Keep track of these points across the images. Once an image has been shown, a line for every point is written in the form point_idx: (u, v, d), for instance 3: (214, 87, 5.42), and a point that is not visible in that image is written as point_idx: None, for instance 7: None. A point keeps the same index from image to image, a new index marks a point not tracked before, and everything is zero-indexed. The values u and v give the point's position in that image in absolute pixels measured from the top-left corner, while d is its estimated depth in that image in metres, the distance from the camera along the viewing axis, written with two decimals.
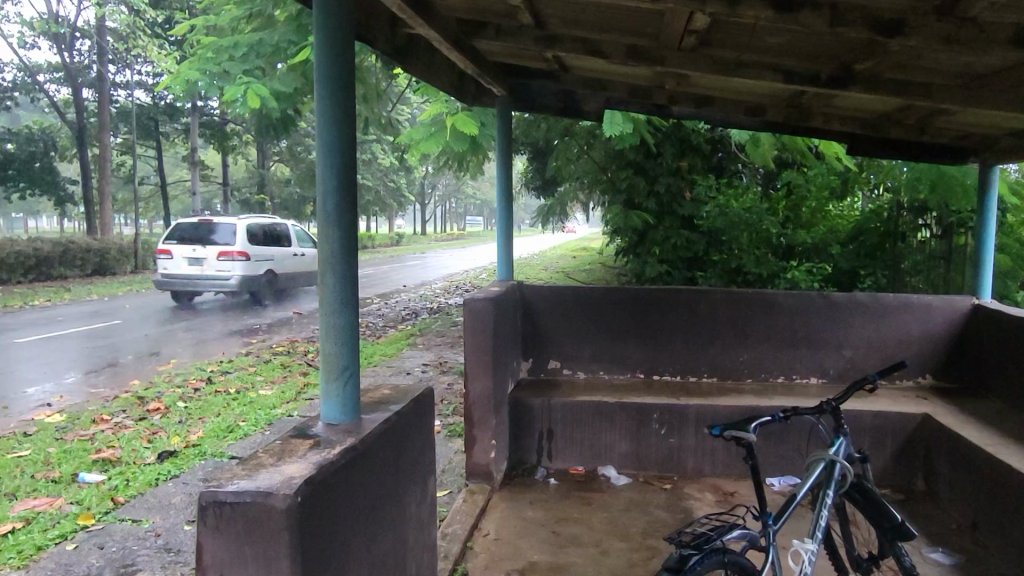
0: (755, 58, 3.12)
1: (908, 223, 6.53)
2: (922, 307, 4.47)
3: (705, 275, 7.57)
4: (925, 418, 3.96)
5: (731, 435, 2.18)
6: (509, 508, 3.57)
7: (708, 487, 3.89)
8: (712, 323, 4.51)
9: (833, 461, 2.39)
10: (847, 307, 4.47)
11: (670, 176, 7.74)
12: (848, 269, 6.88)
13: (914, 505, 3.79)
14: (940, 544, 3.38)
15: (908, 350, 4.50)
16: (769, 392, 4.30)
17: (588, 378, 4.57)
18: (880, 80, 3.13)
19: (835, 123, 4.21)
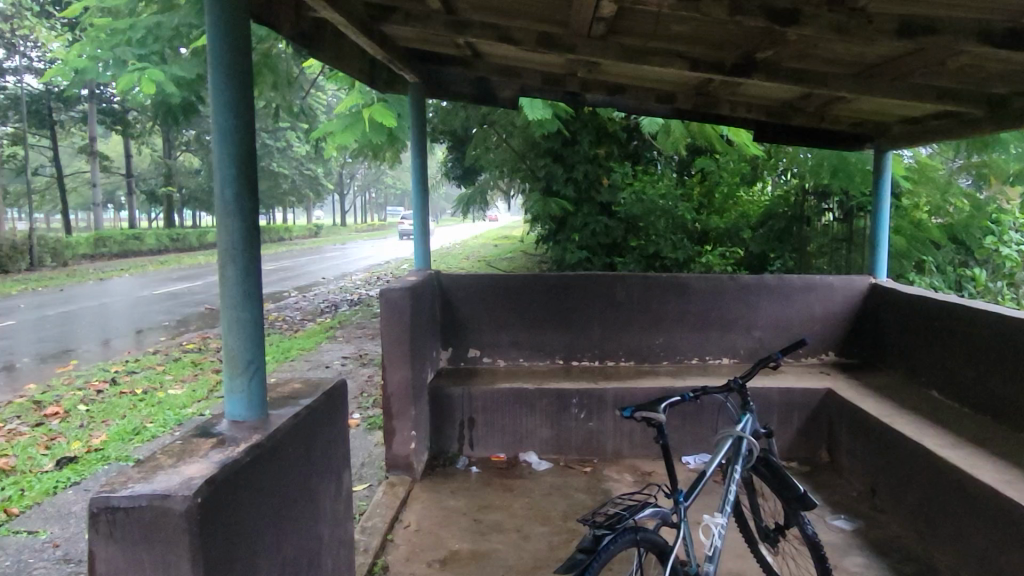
0: (661, 46, 3.17)
1: (813, 208, 6.80)
2: (825, 288, 4.69)
3: (624, 261, 7.71)
4: (828, 392, 4.17)
5: (641, 416, 2.20)
6: (430, 498, 3.55)
7: (627, 468, 3.99)
8: (629, 307, 4.60)
9: (740, 438, 2.47)
10: (756, 289, 4.64)
11: (587, 163, 7.81)
12: (759, 253, 7.15)
13: (819, 476, 4.00)
14: (843, 512, 3.57)
15: (813, 329, 4.71)
16: (683, 373, 4.44)
17: (508, 366, 4.58)
18: (779, 68, 3.25)
19: (741, 110, 4.34)
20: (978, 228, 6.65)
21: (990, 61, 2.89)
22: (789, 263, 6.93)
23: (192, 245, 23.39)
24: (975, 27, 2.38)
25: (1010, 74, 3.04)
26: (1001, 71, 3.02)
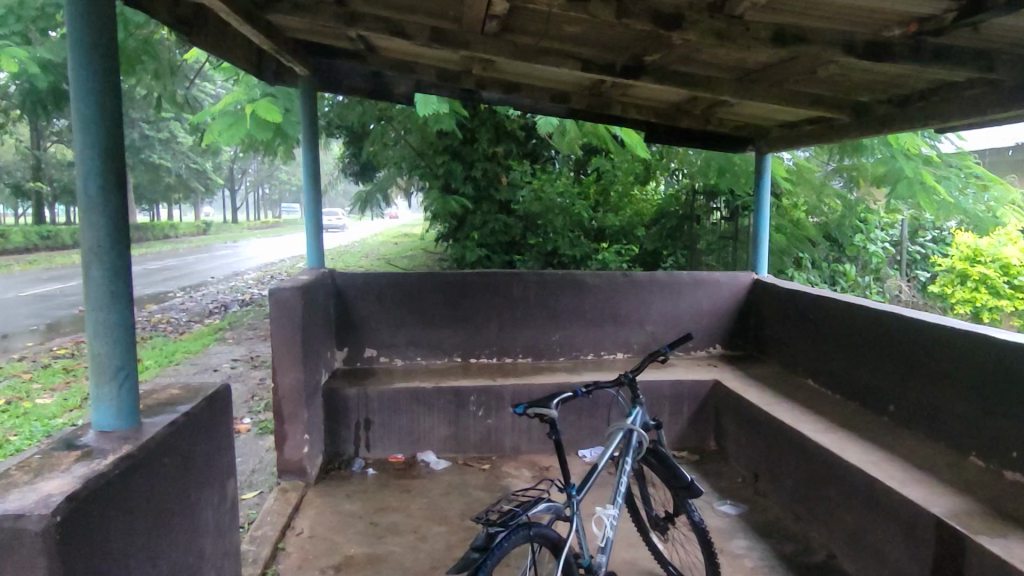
0: (553, 46, 3.20)
1: (702, 206, 7.11)
2: (712, 284, 4.90)
3: (523, 258, 7.78)
4: (715, 383, 4.36)
5: (534, 412, 2.22)
6: (325, 503, 3.45)
7: (525, 463, 4.03)
8: (526, 304, 4.64)
9: (630, 430, 2.53)
10: (647, 285, 4.79)
11: (485, 161, 7.81)
12: (652, 250, 7.39)
13: (707, 464, 4.18)
14: (729, 497, 3.74)
15: (702, 323, 4.91)
16: (579, 368, 4.53)
17: (406, 365, 4.52)
18: (666, 72, 3.36)
19: (632, 111, 4.46)
20: (848, 226, 7.13)
21: (855, 71, 3.10)
22: (680, 260, 7.22)
23: (65, 244, 21.79)
24: (840, 38, 2.56)
25: (873, 84, 3.28)
26: (864, 81, 3.26)
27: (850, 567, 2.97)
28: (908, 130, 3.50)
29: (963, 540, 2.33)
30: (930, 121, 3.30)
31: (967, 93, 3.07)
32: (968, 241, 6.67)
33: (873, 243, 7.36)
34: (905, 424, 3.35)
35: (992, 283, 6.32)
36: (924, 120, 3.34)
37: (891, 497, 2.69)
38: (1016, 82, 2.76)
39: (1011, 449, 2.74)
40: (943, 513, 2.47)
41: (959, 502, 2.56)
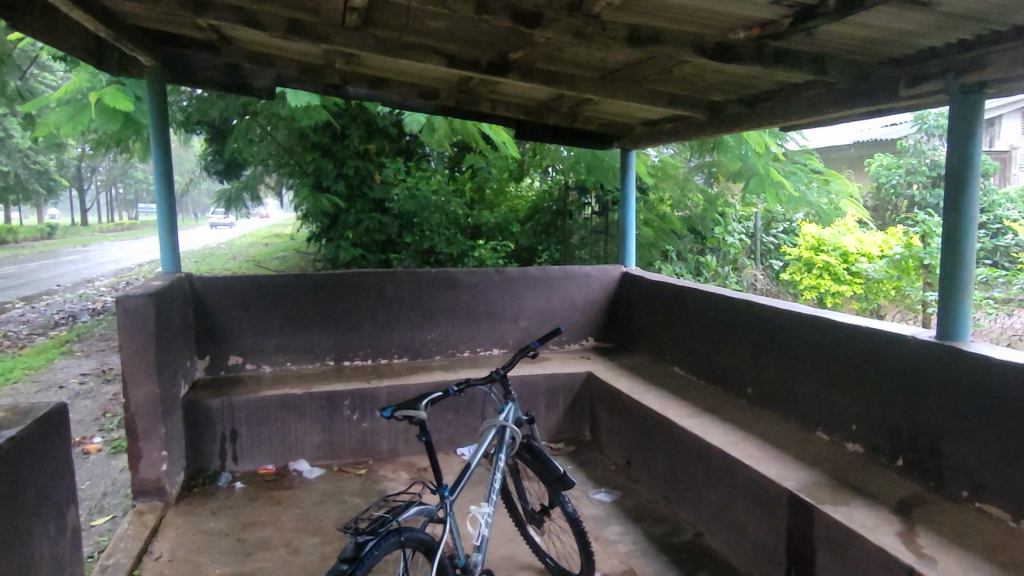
0: (418, 41, 3.15)
1: (574, 201, 7.30)
2: (583, 277, 5.02)
3: (399, 258, 7.60)
4: (588, 374, 4.47)
5: (402, 415, 2.17)
6: (187, 522, 3.24)
7: (402, 466, 3.98)
8: (399, 303, 4.57)
9: (503, 427, 2.54)
10: (520, 281, 4.84)
11: (357, 158, 7.59)
12: (527, 246, 7.48)
13: (582, 454, 4.29)
14: (603, 485, 3.85)
15: (574, 316, 5.02)
16: (455, 366, 4.51)
17: (274, 371, 4.33)
18: (532, 69, 3.39)
19: (501, 109, 4.48)
20: (709, 219, 7.51)
21: (707, 71, 3.26)
22: (555, 254, 7.34)
23: None
24: (691, 38, 2.67)
25: (724, 84, 3.46)
26: (715, 81, 3.43)
27: (715, 544, 3.13)
28: (756, 128, 3.71)
29: (813, 510, 2.50)
30: (775, 120, 3.52)
31: (805, 93, 3.29)
32: (812, 231, 7.12)
33: (730, 235, 7.80)
34: (761, 405, 3.57)
35: (833, 269, 6.73)
36: (771, 119, 3.56)
37: (749, 475, 2.85)
38: (847, 85, 2.99)
39: (852, 422, 2.98)
40: (795, 487, 2.64)
41: (808, 474, 2.76)
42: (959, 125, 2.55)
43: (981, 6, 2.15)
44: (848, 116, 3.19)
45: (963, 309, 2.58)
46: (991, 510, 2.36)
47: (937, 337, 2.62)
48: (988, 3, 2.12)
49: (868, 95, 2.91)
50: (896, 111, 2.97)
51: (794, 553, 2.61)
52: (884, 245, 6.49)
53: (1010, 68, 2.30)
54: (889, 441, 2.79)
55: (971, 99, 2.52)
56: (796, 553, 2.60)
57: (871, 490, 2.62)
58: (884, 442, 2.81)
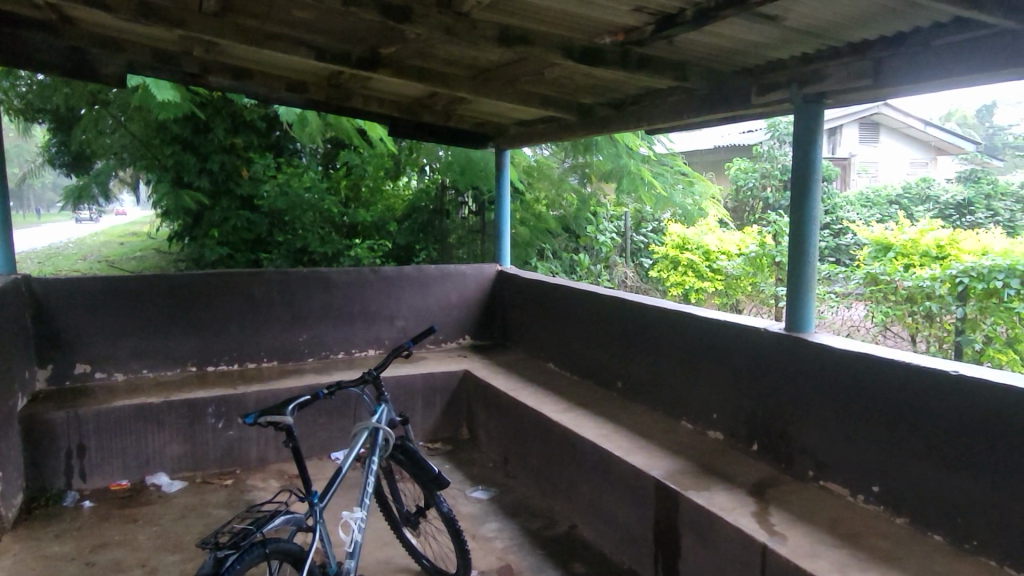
0: (283, 31, 3.02)
1: (451, 200, 7.36)
2: (459, 276, 5.02)
3: (270, 257, 7.23)
4: (465, 373, 4.47)
5: (266, 421, 2.08)
6: (26, 548, 2.95)
7: (272, 474, 3.82)
8: (268, 305, 4.38)
9: (375, 429, 2.49)
10: (395, 280, 4.77)
11: (222, 153, 7.15)
12: (405, 245, 7.42)
13: (459, 453, 4.29)
14: (481, 483, 3.87)
15: (450, 316, 5.01)
16: (329, 368, 4.38)
17: (128, 379, 4.03)
18: (404, 66, 3.34)
19: (374, 105, 4.40)
20: (582, 218, 7.72)
21: (577, 74, 3.34)
22: (432, 254, 7.35)
23: None
24: (560, 41, 2.72)
25: (593, 87, 3.56)
26: (585, 84, 3.52)
27: (588, 535, 3.22)
28: (623, 131, 3.84)
29: (677, 496, 2.62)
30: (640, 123, 3.67)
31: (667, 99, 3.45)
32: (677, 230, 7.39)
33: (601, 233, 7.97)
34: (630, 397, 3.71)
35: (696, 266, 7.12)
36: (637, 122, 3.69)
37: (619, 465, 2.95)
38: (705, 91, 3.16)
39: (713, 412, 3.16)
40: (661, 475, 2.76)
41: (674, 462, 2.89)
42: (804, 132, 2.75)
43: (820, 23, 2.33)
44: (705, 121, 3.37)
45: (808, 303, 2.79)
46: (833, 487, 2.57)
47: (785, 329, 2.81)
48: (827, 21, 2.31)
49: (723, 101, 3.09)
50: (749, 118, 3.17)
51: (660, 538, 2.73)
52: (741, 243, 6.84)
53: (846, 81, 2.52)
54: (745, 428, 2.98)
55: (813, 108, 2.73)
56: (662, 538, 2.72)
57: (730, 474, 2.78)
58: (741, 428, 3.00)
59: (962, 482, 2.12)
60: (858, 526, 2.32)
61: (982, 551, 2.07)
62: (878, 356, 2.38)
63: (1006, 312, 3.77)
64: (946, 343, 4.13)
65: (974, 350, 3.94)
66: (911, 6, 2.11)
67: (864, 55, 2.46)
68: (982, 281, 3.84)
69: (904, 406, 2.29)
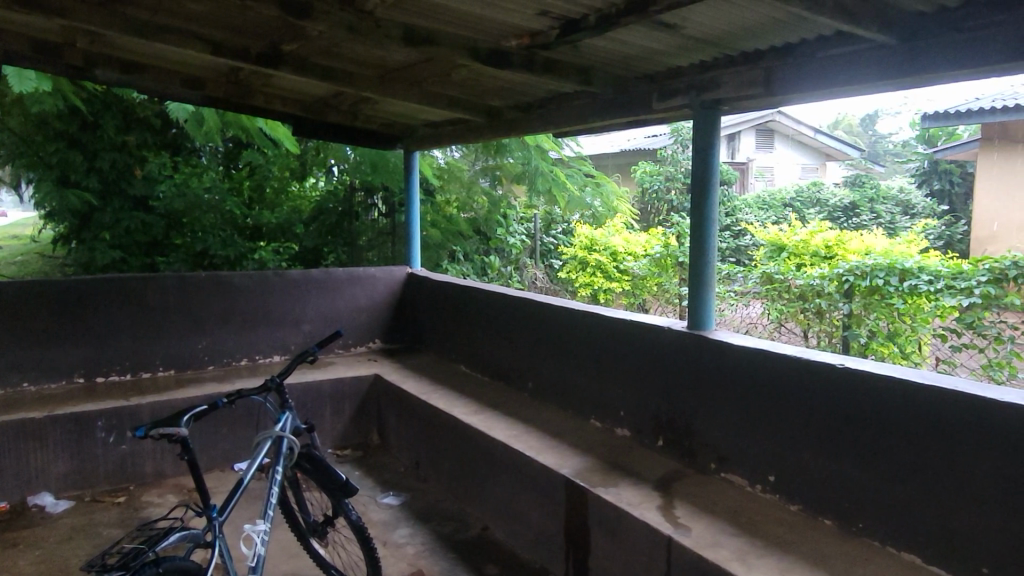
0: (176, 24, 2.89)
1: (360, 202, 7.18)
2: (368, 279, 4.93)
3: (167, 260, 6.91)
4: (374, 377, 4.40)
5: (159, 433, 1.98)
6: None
7: (170, 489, 3.64)
8: (164, 311, 4.17)
9: (279, 437, 2.40)
10: (302, 283, 4.64)
11: (114, 151, 6.67)
12: (312, 247, 7.25)
13: (370, 458, 4.22)
14: (392, 489, 3.81)
15: (359, 319, 4.92)
16: (231, 376, 4.21)
17: (7, 394, 3.75)
18: (307, 63, 3.26)
19: (276, 103, 4.27)
20: (493, 220, 7.73)
21: (484, 77, 3.35)
22: (341, 256, 7.19)
23: None
24: (465, 43, 2.72)
25: (501, 90, 3.57)
26: (492, 87, 3.54)
27: (500, 535, 3.23)
28: (530, 133, 3.88)
29: (586, 493, 2.66)
30: (546, 126, 3.71)
31: (572, 103, 3.51)
32: (585, 232, 7.60)
33: (511, 235, 8.01)
34: (540, 397, 3.75)
35: (603, 267, 7.27)
36: (544, 125, 3.73)
37: (529, 465, 2.98)
38: (609, 96, 3.23)
39: (620, 409, 3.23)
40: (570, 473, 2.79)
41: (583, 460, 2.93)
42: (702, 137, 2.86)
43: (715, 32, 2.42)
44: (610, 125, 3.44)
45: (708, 302, 2.89)
46: (732, 478, 2.68)
47: (687, 327, 2.91)
48: (721, 30, 2.40)
49: (626, 107, 3.17)
50: (651, 122, 3.26)
51: (570, 535, 2.76)
52: (647, 244, 7.08)
53: (740, 88, 2.63)
54: (650, 425, 3.06)
55: (711, 115, 2.83)
56: (572, 535, 2.76)
57: (636, 469, 2.85)
58: (647, 425, 3.08)
59: (849, 469, 2.25)
60: (756, 515, 2.42)
61: (868, 533, 2.21)
62: (772, 352, 2.49)
63: (887, 308, 4.04)
64: (834, 337, 4.38)
65: (860, 344, 4.15)
66: (797, 19, 2.23)
67: (756, 64, 2.57)
68: (865, 279, 4.10)
69: (797, 399, 2.41)
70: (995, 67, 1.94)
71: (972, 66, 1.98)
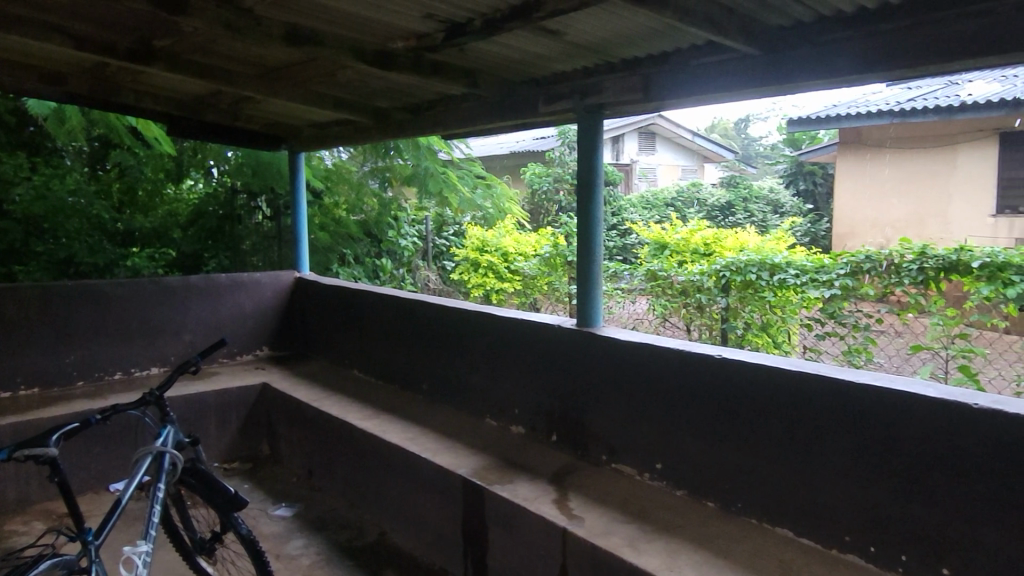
0: (35, 15, 2.69)
1: (243, 205, 6.90)
2: (253, 284, 4.76)
3: (25, 270, 6.19)
4: (262, 387, 4.25)
5: (24, 455, 1.84)
6: None
7: (37, 516, 3.38)
8: (26, 325, 3.86)
9: (161, 452, 2.29)
10: (181, 291, 4.43)
11: None
12: (191, 253, 6.85)
13: (260, 471, 4.08)
14: (284, 500, 3.70)
15: (245, 326, 4.74)
16: (104, 391, 3.95)
17: None
18: (181, 60, 3.12)
19: (148, 101, 4.05)
20: (385, 222, 7.63)
21: (371, 78, 3.31)
22: (224, 261, 6.86)
23: None
24: (350, 44, 2.69)
25: (387, 91, 3.55)
26: (378, 88, 3.50)
27: (398, 539, 3.21)
28: (419, 135, 3.87)
29: (482, 491, 2.69)
30: (435, 128, 3.71)
31: (460, 105, 3.53)
32: (476, 233, 7.66)
33: (403, 237, 7.91)
34: (435, 399, 3.75)
35: (495, 268, 7.33)
36: (432, 126, 3.73)
37: (425, 467, 2.98)
38: (496, 99, 3.28)
39: (514, 407, 3.29)
40: (467, 473, 2.81)
41: (479, 459, 2.96)
42: (586, 140, 2.95)
43: (595, 39, 2.52)
44: (497, 128, 3.49)
45: (596, 299, 2.99)
46: (622, 468, 2.78)
47: (577, 325, 3.00)
48: (601, 38, 2.49)
49: (512, 110, 3.23)
50: (537, 126, 3.33)
51: (468, 534, 2.78)
52: (537, 244, 7.21)
53: (621, 94, 2.75)
54: (544, 421, 3.13)
55: (594, 119, 2.93)
56: (470, 534, 2.78)
57: (531, 465, 2.91)
58: (541, 421, 3.15)
59: (729, 453, 2.40)
60: (645, 502, 2.53)
61: (746, 512, 2.36)
62: (657, 345, 2.61)
63: (760, 300, 4.31)
64: (713, 330, 4.63)
65: (737, 335, 4.43)
66: (671, 28, 2.35)
67: (635, 71, 2.69)
68: (740, 274, 4.35)
69: (680, 389, 2.54)
70: (846, 79, 2.13)
71: (825, 78, 2.16)
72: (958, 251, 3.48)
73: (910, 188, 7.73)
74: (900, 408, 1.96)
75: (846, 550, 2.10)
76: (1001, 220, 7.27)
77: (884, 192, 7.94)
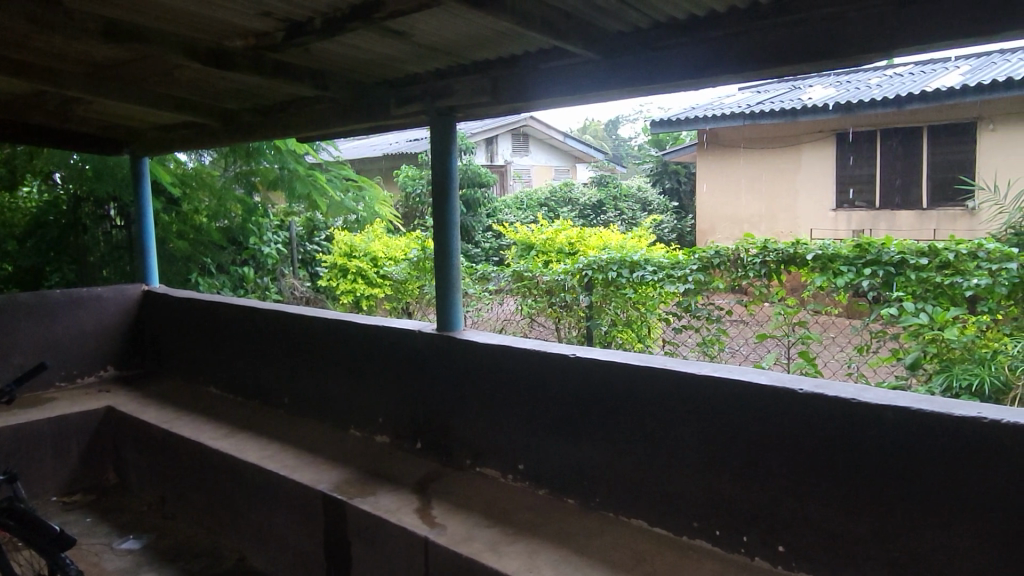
0: None
1: (89, 213, 6.34)
2: (94, 300, 4.40)
3: None
4: (107, 411, 3.93)
5: None
6: None
7: None
8: None
9: None
10: (8, 312, 4.03)
11: None
12: (30, 267, 6.22)
13: (105, 501, 3.77)
14: (133, 531, 3.44)
15: (84, 346, 4.38)
16: None
17: None
18: None
19: None
20: (249, 227, 7.27)
21: (212, 78, 3.14)
22: (69, 274, 6.34)
23: None
24: (181, 41, 2.53)
25: (233, 92, 3.37)
26: (223, 89, 3.32)
27: (258, 562, 3.06)
28: (271, 138, 3.70)
29: (343, 505, 2.61)
30: (288, 131, 3.56)
31: (312, 107, 3.41)
32: (344, 238, 7.46)
33: (267, 244, 7.54)
34: (298, 412, 3.60)
35: (365, 273, 7.17)
36: (285, 129, 3.58)
37: (283, 485, 2.85)
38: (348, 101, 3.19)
39: (378, 416, 3.21)
40: (327, 487, 2.72)
41: (341, 472, 2.87)
42: (439, 143, 2.92)
43: (440, 41, 2.49)
44: (352, 130, 3.39)
45: (456, 303, 2.97)
46: (487, 471, 2.78)
47: (438, 329, 2.96)
48: (445, 39, 2.47)
49: (365, 112, 3.15)
50: (392, 128, 3.27)
51: (330, 551, 2.69)
52: (405, 249, 7.14)
53: (471, 96, 2.74)
54: (409, 429, 3.08)
55: (446, 122, 2.91)
56: (332, 550, 2.68)
57: (395, 474, 2.85)
58: (406, 429, 3.09)
59: (587, 449, 2.44)
60: (508, 503, 2.54)
61: (603, 506, 2.42)
62: (515, 346, 2.62)
63: (622, 297, 4.44)
64: (579, 327, 4.74)
65: (602, 332, 4.55)
66: (514, 32, 2.36)
67: (484, 73, 2.69)
68: (602, 272, 4.47)
69: (540, 390, 2.56)
70: (678, 83, 2.21)
71: (660, 82, 2.24)
72: (795, 245, 3.75)
73: (761, 185, 8.29)
74: (738, 396, 2.06)
75: (695, 535, 2.19)
76: (840, 213, 7.73)
77: (739, 189, 8.48)
